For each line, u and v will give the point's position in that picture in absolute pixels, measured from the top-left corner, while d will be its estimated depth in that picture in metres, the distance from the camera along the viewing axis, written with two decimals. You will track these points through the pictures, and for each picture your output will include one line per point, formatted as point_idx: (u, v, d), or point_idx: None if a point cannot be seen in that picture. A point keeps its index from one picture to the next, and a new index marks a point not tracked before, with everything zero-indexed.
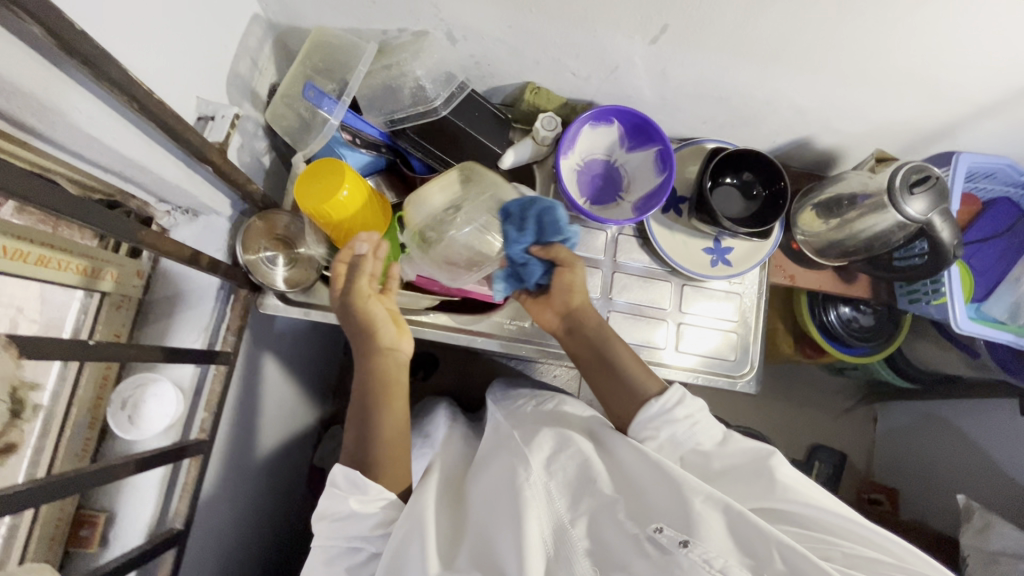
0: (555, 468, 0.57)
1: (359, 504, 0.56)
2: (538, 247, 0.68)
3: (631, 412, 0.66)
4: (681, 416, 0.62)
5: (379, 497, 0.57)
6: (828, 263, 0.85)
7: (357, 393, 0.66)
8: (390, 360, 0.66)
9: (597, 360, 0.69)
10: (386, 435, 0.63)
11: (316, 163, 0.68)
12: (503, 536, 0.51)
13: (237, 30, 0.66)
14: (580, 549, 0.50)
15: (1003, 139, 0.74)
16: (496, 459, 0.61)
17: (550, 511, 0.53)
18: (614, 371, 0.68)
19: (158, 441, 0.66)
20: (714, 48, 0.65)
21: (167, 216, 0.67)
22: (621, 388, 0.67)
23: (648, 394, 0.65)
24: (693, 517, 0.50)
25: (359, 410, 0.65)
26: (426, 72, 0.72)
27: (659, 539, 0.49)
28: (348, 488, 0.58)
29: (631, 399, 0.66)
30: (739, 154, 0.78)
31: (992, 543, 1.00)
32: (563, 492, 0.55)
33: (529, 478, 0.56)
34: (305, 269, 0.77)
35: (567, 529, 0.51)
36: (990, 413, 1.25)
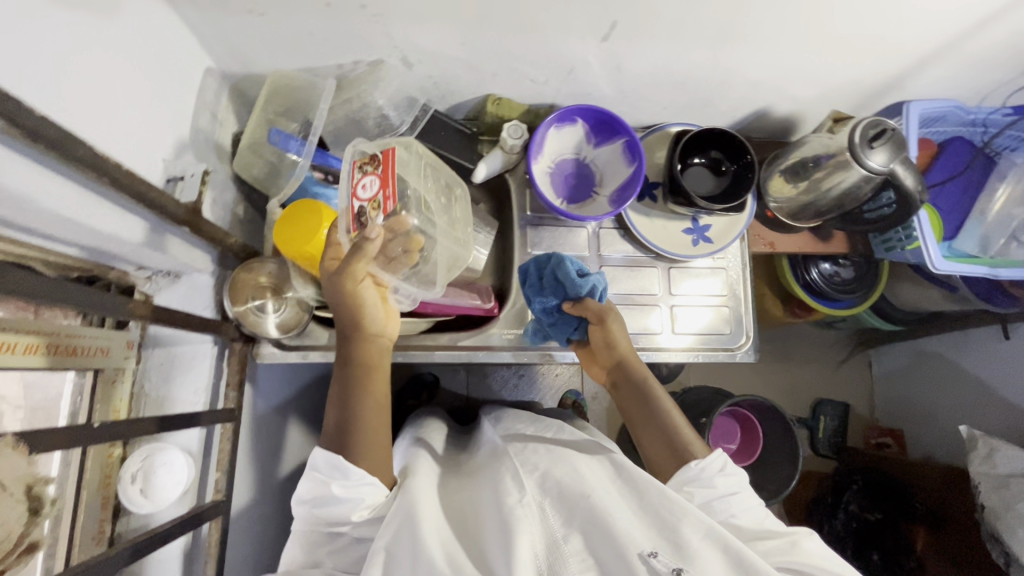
0: (550, 485, 0.57)
1: (341, 490, 0.56)
2: (570, 303, 0.74)
3: (669, 471, 0.66)
4: (719, 484, 0.62)
5: (360, 483, 0.57)
6: (803, 225, 0.88)
7: (339, 375, 0.64)
8: (375, 345, 0.66)
9: (641, 414, 0.70)
10: (369, 419, 0.61)
11: (292, 206, 0.68)
12: (497, 545, 0.51)
13: (192, 86, 0.65)
14: (573, 565, 0.50)
15: (949, 83, 0.77)
16: (493, 471, 0.61)
17: (544, 527, 0.53)
18: (658, 422, 0.69)
19: (174, 510, 0.65)
20: (664, 37, 0.66)
21: (149, 281, 0.66)
22: (663, 442, 0.67)
23: (691, 455, 0.65)
24: (689, 553, 0.51)
25: (340, 391, 0.63)
26: (387, 100, 0.75)
27: (652, 564, 0.49)
28: (330, 475, 0.57)
29: (672, 456, 0.66)
30: (705, 133, 0.79)
31: (1000, 467, 1.04)
32: (557, 508, 0.55)
33: (523, 496, 0.55)
34: (298, 311, 0.75)
35: (559, 545, 0.52)
36: (980, 344, 1.31)
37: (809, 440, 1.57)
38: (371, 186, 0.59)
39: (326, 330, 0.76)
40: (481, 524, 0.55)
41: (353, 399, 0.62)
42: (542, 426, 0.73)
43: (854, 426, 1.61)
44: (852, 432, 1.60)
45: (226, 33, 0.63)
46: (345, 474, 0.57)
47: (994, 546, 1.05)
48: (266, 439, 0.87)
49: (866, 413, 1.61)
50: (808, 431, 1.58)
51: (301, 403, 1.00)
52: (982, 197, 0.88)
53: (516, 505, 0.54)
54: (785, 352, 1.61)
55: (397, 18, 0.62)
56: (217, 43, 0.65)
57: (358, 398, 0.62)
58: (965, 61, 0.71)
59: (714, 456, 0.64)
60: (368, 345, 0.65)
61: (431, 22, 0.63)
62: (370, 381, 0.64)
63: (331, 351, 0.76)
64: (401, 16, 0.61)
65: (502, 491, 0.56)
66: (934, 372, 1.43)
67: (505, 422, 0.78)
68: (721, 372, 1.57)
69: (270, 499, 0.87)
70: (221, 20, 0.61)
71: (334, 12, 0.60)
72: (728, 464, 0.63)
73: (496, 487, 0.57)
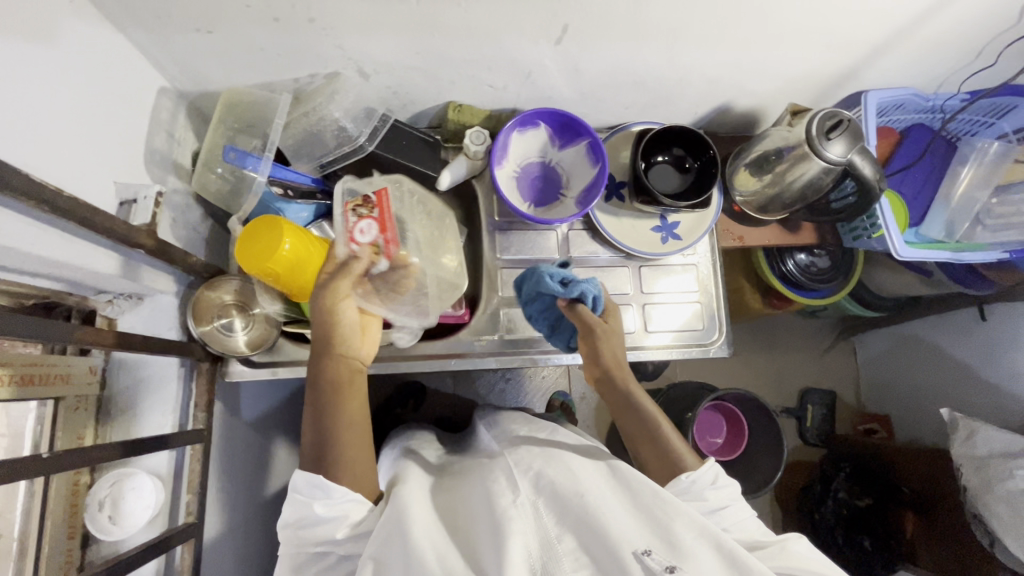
0: (543, 484, 0.56)
1: (324, 508, 0.54)
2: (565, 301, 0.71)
3: (661, 480, 0.64)
4: (711, 498, 0.61)
5: (344, 500, 0.55)
6: (770, 218, 0.89)
7: (309, 396, 0.60)
8: (344, 362, 0.62)
9: (634, 427, 0.68)
10: (343, 441, 0.58)
11: (251, 222, 0.67)
12: (487, 545, 0.50)
13: (145, 107, 0.65)
14: (567, 565, 0.49)
15: (905, 71, 0.78)
16: (486, 474, 0.60)
17: (537, 526, 0.52)
18: (650, 434, 0.67)
19: (145, 534, 0.64)
20: (616, 37, 0.67)
21: (111, 305, 0.66)
22: (656, 454, 0.65)
23: (683, 466, 0.64)
24: (684, 550, 0.50)
25: (314, 410, 0.60)
26: (344, 112, 0.72)
27: (646, 562, 0.48)
28: (311, 495, 0.55)
29: (665, 467, 0.64)
30: (666, 131, 0.79)
31: (979, 448, 1.04)
32: (550, 508, 0.54)
33: (516, 497, 0.54)
34: (265, 327, 0.75)
35: (553, 545, 0.51)
36: (958, 325, 1.33)
37: (798, 430, 1.57)
38: (368, 229, 0.64)
39: (296, 346, 0.76)
40: (472, 527, 0.54)
41: (325, 417, 0.59)
42: (536, 430, 0.73)
43: (843, 414, 1.61)
44: (841, 420, 1.61)
45: (177, 52, 0.63)
46: (328, 492, 0.55)
47: (978, 527, 1.06)
48: (245, 457, 0.86)
49: (852, 400, 1.61)
50: (796, 422, 1.58)
51: (280, 419, 0.99)
52: (946, 181, 0.89)
53: (510, 505, 0.53)
54: (770, 343, 1.61)
55: (348, 30, 0.62)
56: (168, 62, 0.65)
57: (331, 414, 0.59)
58: (917, 49, 0.72)
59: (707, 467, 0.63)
60: (343, 362, 0.62)
61: (382, 32, 0.63)
62: (343, 400, 0.61)
63: (301, 366, 0.76)
64: (351, 27, 0.61)
65: (495, 492, 0.55)
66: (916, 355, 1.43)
67: (501, 427, 0.79)
68: (707, 366, 1.57)
69: (251, 518, 0.86)
70: (170, 39, 0.61)
71: (283, 26, 0.60)
72: (720, 476, 0.62)
73: (488, 489, 0.56)
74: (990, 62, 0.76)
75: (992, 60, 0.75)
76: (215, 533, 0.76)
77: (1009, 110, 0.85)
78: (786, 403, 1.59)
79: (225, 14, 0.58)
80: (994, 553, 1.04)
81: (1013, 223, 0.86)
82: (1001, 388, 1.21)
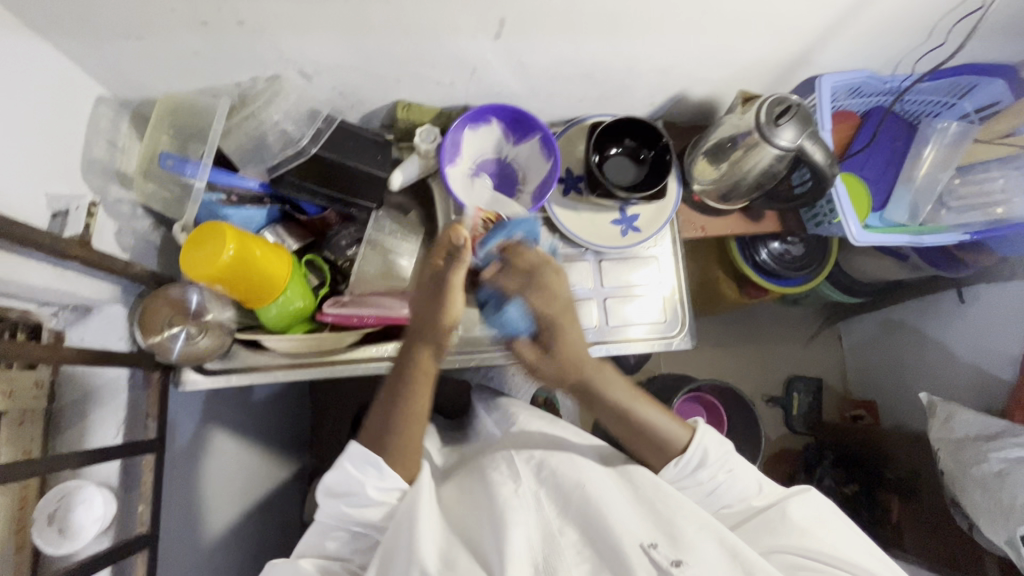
0: (545, 477, 0.64)
1: (378, 492, 0.61)
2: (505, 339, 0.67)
3: (659, 463, 0.68)
4: (705, 478, 0.67)
5: (394, 486, 0.62)
6: (732, 207, 0.88)
7: (391, 379, 0.65)
8: (432, 351, 0.65)
9: (619, 423, 0.68)
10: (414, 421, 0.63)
11: (197, 229, 0.67)
12: (491, 536, 0.57)
13: (82, 117, 0.64)
14: (569, 557, 0.56)
15: (858, 54, 0.77)
16: (484, 466, 0.68)
17: (540, 518, 0.60)
18: (639, 430, 0.67)
19: (97, 546, 0.64)
20: (557, 30, 0.66)
21: (56, 317, 0.65)
22: (650, 446, 0.67)
23: (676, 449, 0.67)
24: (684, 543, 0.57)
25: (389, 394, 0.64)
26: (284, 115, 0.71)
27: (651, 554, 0.55)
28: (363, 474, 0.62)
29: (660, 454, 0.67)
30: (618, 122, 0.79)
31: (956, 431, 1.03)
32: (552, 499, 0.62)
33: (518, 486, 0.62)
34: (218, 335, 0.74)
35: (555, 537, 0.58)
36: (942, 309, 1.28)
37: (783, 419, 1.53)
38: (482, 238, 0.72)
39: (253, 353, 0.77)
40: (477, 519, 0.61)
41: (401, 394, 0.63)
42: (533, 419, 0.79)
43: (829, 400, 1.58)
44: (826, 407, 1.57)
45: (110, 59, 0.62)
46: (380, 474, 0.62)
47: (957, 512, 1.05)
48: (208, 465, 0.86)
49: (838, 386, 1.58)
50: (782, 410, 1.54)
51: (248, 426, 0.98)
52: (908, 163, 0.89)
53: (511, 494, 0.61)
54: (754, 333, 1.58)
55: (279, 31, 0.61)
56: (104, 71, 0.64)
57: (410, 393, 0.63)
58: (866, 30, 0.71)
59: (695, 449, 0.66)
60: (431, 347, 0.64)
61: (316, 32, 0.62)
62: (423, 385, 0.64)
63: (253, 373, 0.76)
64: (282, 27, 0.60)
65: (498, 482, 0.63)
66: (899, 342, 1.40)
67: (500, 410, 0.84)
68: (690, 357, 1.54)
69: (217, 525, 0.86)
70: (100, 47, 0.60)
71: (213, 30, 0.60)
72: (708, 455, 0.67)
73: (491, 480, 0.64)
74: (941, 40, 0.75)
75: (944, 38, 0.74)
76: None
77: (970, 89, 0.84)
78: (772, 392, 1.56)
79: (151, 19, 0.57)
80: (974, 538, 1.03)
81: (977, 204, 0.85)
82: (978, 368, 1.19)
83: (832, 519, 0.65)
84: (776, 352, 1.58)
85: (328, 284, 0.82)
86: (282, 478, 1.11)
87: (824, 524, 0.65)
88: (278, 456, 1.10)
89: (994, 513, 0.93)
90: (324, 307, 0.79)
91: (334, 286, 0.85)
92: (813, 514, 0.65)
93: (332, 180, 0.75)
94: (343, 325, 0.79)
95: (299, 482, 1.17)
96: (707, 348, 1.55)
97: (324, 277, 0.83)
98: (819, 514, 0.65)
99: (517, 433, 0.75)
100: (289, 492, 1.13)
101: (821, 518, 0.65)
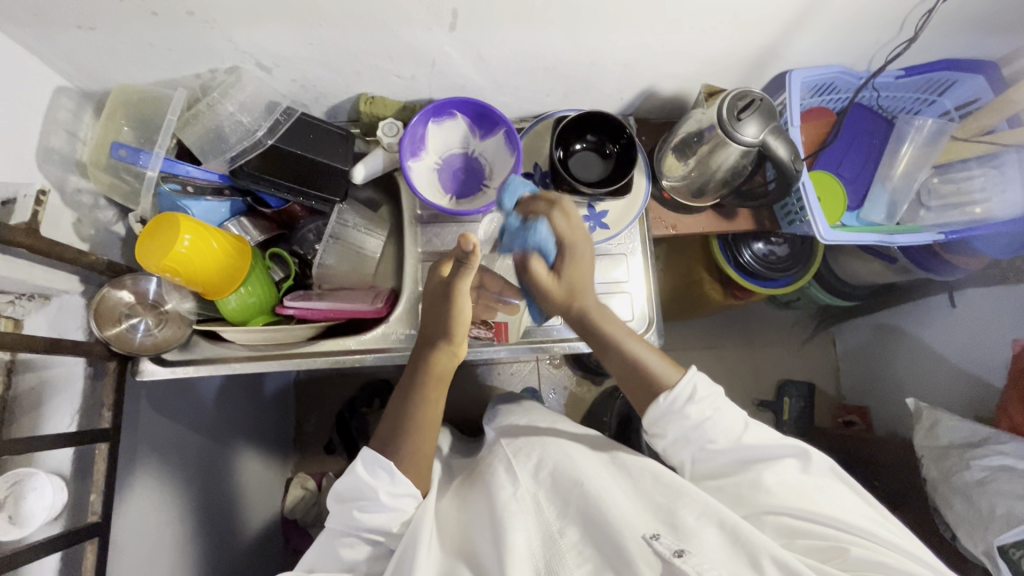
0: (543, 475, 0.63)
1: (389, 496, 0.59)
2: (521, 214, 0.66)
3: (643, 406, 0.66)
4: (693, 414, 0.63)
5: (404, 492, 0.61)
6: (703, 204, 0.86)
7: (402, 385, 0.66)
8: (444, 356, 0.65)
9: (611, 356, 0.69)
10: (416, 427, 0.63)
11: (153, 220, 0.67)
12: (491, 544, 0.56)
13: (41, 107, 0.65)
14: (569, 560, 0.54)
15: (829, 49, 0.75)
16: (488, 472, 0.67)
17: (539, 521, 0.58)
18: (624, 362, 0.68)
19: (46, 532, 0.64)
20: (511, 22, 0.65)
21: (13, 306, 0.65)
22: (639, 388, 0.66)
23: (663, 385, 0.65)
24: (686, 531, 0.54)
25: (398, 401, 0.65)
26: (240, 106, 0.72)
27: (654, 545, 0.53)
28: (375, 478, 0.60)
29: (644, 392, 0.66)
30: (579, 117, 0.78)
31: (941, 438, 0.99)
32: (552, 500, 0.60)
33: (516, 490, 0.62)
34: (178, 326, 0.76)
35: (556, 540, 0.56)
36: (933, 313, 1.21)
37: (774, 424, 1.46)
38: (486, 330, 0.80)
39: (209, 344, 0.78)
40: (478, 526, 0.59)
41: (412, 399, 0.64)
42: (533, 418, 0.78)
43: (821, 406, 1.49)
44: (819, 412, 1.48)
45: (67, 50, 0.63)
46: (392, 479, 0.60)
47: (940, 520, 1.00)
48: (177, 457, 0.85)
49: (830, 391, 1.50)
50: (772, 415, 1.46)
51: (221, 420, 0.97)
52: (884, 161, 0.89)
53: (511, 498, 0.60)
54: (745, 335, 1.52)
55: (231, 23, 0.61)
56: (62, 62, 0.65)
57: (419, 395, 0.64)
58: (832, 24, 0.69)
59: (683, 383, 0.64)
60: (441, 352, 0.65)
61: (267, 23, 0.62)
62: (430, 395, 0.65)
63: (210, 364, 0.77)
64: (234, 19, 0.61)
65: (498, 486, 0.63)
66: (891, 346, 1.32)
67: (502, 419, 0.81)
68: (676, 358, 1.48)
69: (183, 517, 0.86)
70: (56, 38, 0.61)
71: (163, 20, 0.60)
72: (697, 391, 0.64)
73: (493, 483, 0.64)
74: (912, 36, 0.73)
75: (914, 34, 0.72)
76: (139, 533, 0.76)
77: (948, 87, 0.83)
78: (761, 396, 1.48)
79: (103, 10, 0.58)
80: (955, 547, 0.98)
81: (956, 202, 0.86)
82: (957, 369, 1.14)
83: (832, 483, 0.60)
84: (767, 355, 1.51)
85: (293, 278, 0.81)
86: (258, 472, 1.10)
87: (826, 489, 0.60)
88: (255, 451, 1.09)
89: (973, 521, 0.89)
90: (285, 300, 0.77)
91: (300, 279, 0.84)
92: (817, 482, 0.60)
93: (293, 172, 0.74)
94: (303, 319, 0.78)
95: (272, 476, 1.16)
96: (694, 350, 1.50)
97: (288, 271, 0.82)
98: (819, 478, 0.61)
99: (515, 424, 0.77)
100: (265, 486, 1.12)
101: (820, 483, 0.60)
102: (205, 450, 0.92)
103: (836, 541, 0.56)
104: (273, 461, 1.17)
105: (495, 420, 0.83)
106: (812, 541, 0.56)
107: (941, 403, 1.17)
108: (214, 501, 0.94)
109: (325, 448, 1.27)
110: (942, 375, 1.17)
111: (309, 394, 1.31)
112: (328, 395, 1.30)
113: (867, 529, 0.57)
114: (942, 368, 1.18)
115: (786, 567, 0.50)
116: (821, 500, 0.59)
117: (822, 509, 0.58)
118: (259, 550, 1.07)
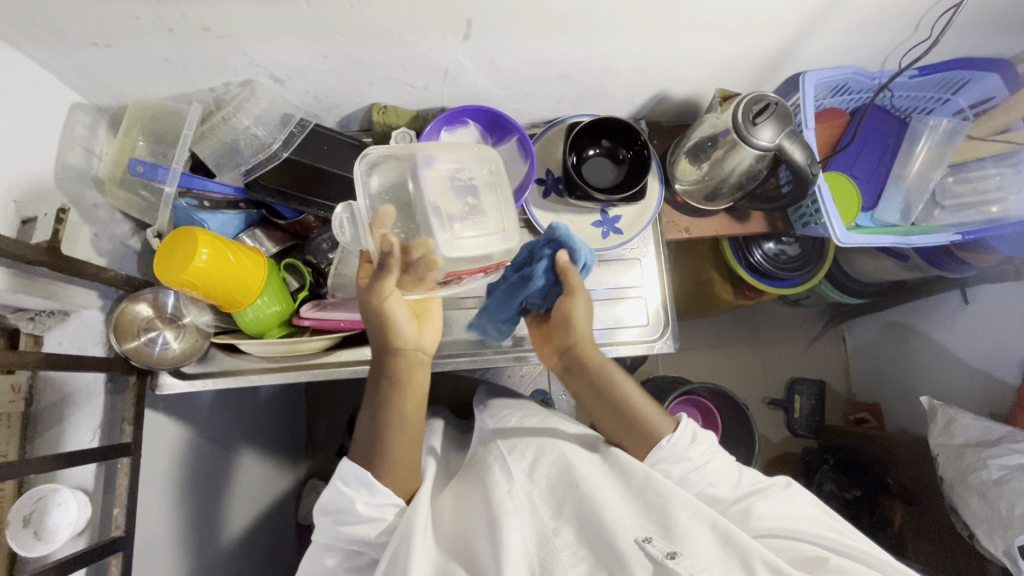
0: (538, 475, 0.62)
1: (367, 507, 0.59)
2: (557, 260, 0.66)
3: (636, 455, 0.65)
4: (693, 455, 0.63)
5: (385, 502, 0.60)
6: (717, 208, 0.86)
7: (370, 401, 0.64)
8: (406, 359, 0.64)
9: (607, 410, 0.67)
10: (395, 430, 0.62)
11: (170, 236, 0.67)
12: (486, 544, 0.54)
13: (58, 124, 0.65)
14: (564, 559, 0.53)
15: (843, 51, 0.75)
16: (484, 470, 0.65)
17: (533, 520, 0.56)
18: (624, 413, 0.66)
19: (71, 547, 0.64)
20: (525, 30, 0.65)
21: (33, 321, 0.65)
22: (628, 430, 0.65)
23: (660, 433, 0.64)
24: (678, 533, 0.53)
25: (371, 411, 0.64)
26: (255, 119, 0.72)
27: (646, 549, 0.51)
28: (354, 490, 0.60)
29: (637, 439, 0.65)
30: (592, 123, 0.78)
31: (957, 437, 0.98)
32: (546, 501, 0.59)
33: (511, 487, 0.60)
34: (196, 337, 0.77)
35: (550, 539, 0.54)
36: (943, 311, 1.20)
37: (784, 422, 1.45)
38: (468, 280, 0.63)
39: (230, 356, 0.78)
40: (474, 526, 0.58)
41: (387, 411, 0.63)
42: (527, 415, 0.77)
43: (832, 404, 1.47)
44: (830, 410, 1.47)
45: (84, 67, 0.63)
46: (372, 491, 0.60)
47: (956, 518, 0.99)
48: (193, 467, 0.85)
49: (840, 389, 1.48)
50: (783, 413, 1.45)
51: (235, 430, 0.97)
52: (899, 162, 0.89)
53: (506, 496, 0.59)
54: (754, 334, 1.50)
55: (246, 37, 0.61)
56: (79, 78, 0.65)
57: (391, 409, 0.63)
58: (847, 27, 0.69)
59: (683, 427, 0.65)
60: (398, 353, 0.64)
61: (282, 37, 0.62)
62: (404, 397, 0.63)
63: (232, 377, 0.77)
64: (250, 33, 0.61)
65: (493, 482, 0.61)
66: (902, 343, 1.30)
67: (493, 411, 0.81)
68: (685, 358, 1.47)
69: (201, 528, 0.86)
70: (74, 55, 0.61)
71: (180, 36, 0.60)
72: (698, 434, 0.65)
73: (488, 480, 0.62)
74: (928, 36, 0.73)
75: (932, 34, 0.72)
76: (159, 545, 0.76)
77: (962, 86, 0.83)
78: (771, 394, 1.47)
79: (121, 28, 0.58)
80: (973, 546, 0.97)
81: (971, 202, 0.85)
82: (969, 367, 1.13)
83: (818, 514, 0.60)
84: (778, 353, 1.49)
85: (307, 288, 0.81)
86: (273, 479, 1.11)
87: (809, 515, 0.60)
88: (268, 458, 1.09)
89: (991, 520, 0.88)
90: (302, 311, 0.78)
91: (314, 289, 0.84)
92: (808, 509, 0.60)
93: (310, 184, 0.75)
94: (321, 329, 0.78)
95: (285, 484, 1.16)
96: (704, 349, 1.48)
97: (303, 280, 0.82)
98: (805, 508, 0.60)
99: (505, 427, 0.74)
100: (278, 493, 1.13)
101: (805, 512, 0.60)
102: (221, 459, 0.93)
103: (815, 553, 0.55)
104: (286, 468, 1.17)
105: (486, 411, 0.83)
106: (795, 554, 0.55)
107: (953, 401, 1.16)
108: (229, 510, 0.94)
109: (336, 454, 1.27)
110: (954, 373, 1.16)
111: (319, 400, 1.30)
112: (337, 401, 1.30)
113: (847, 547, 0.56)
114: (954, 366, 1.17)
115: (778, 569, 0.49)
116: (808, 520, 0.59)
117: (806, 529, 0.57)
118: (274, 558, 1.07)
